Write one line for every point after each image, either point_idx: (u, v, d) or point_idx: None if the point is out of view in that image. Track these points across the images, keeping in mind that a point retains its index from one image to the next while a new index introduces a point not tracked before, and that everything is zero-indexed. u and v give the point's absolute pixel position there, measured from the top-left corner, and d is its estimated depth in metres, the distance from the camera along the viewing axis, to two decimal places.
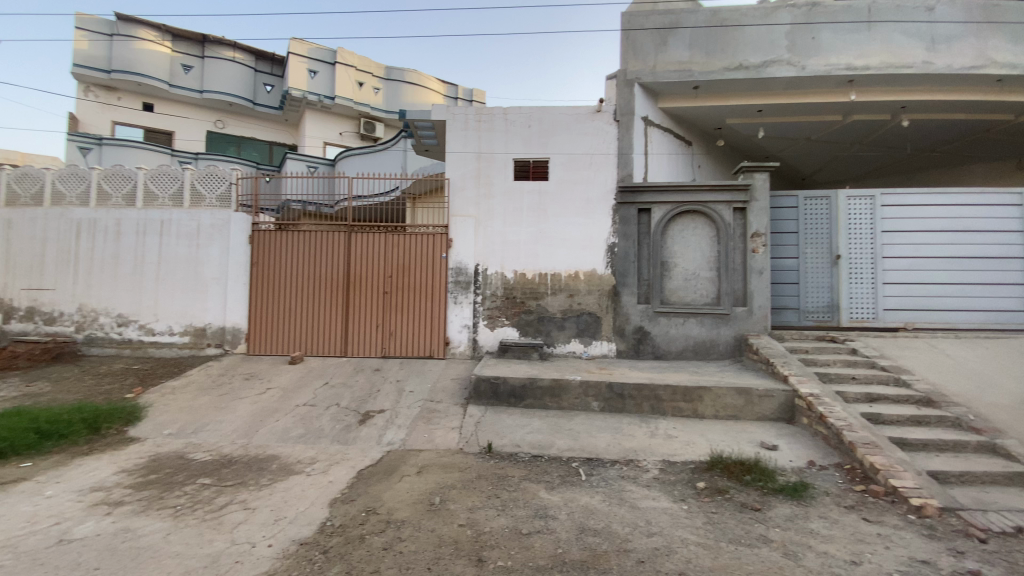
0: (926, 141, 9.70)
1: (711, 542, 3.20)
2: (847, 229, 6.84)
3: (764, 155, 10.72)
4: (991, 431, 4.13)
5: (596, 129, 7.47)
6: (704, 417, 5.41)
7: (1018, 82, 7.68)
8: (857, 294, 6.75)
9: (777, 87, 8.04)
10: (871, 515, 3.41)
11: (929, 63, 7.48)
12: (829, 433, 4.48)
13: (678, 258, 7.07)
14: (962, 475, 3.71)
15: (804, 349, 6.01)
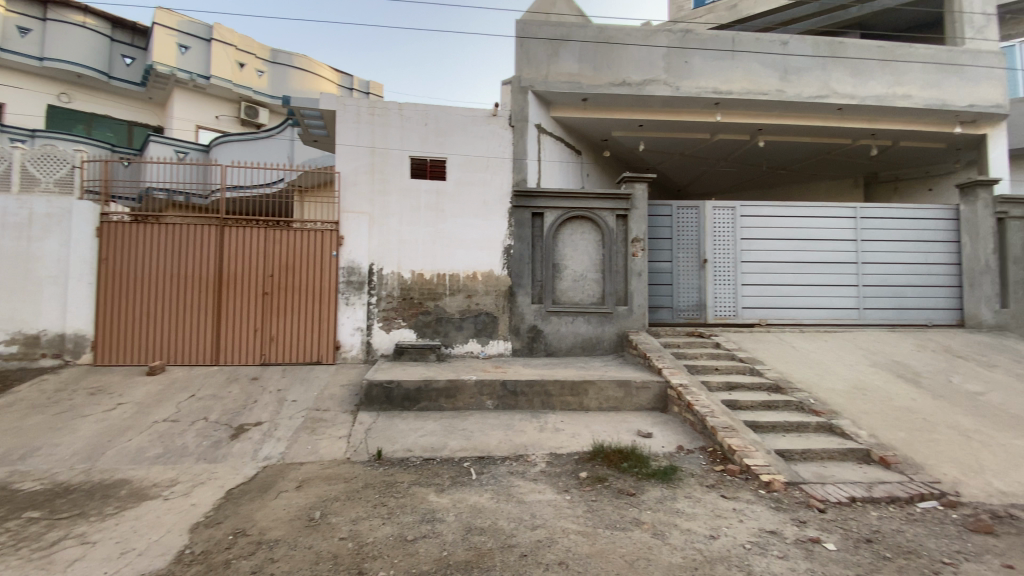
0: (779, 160, 11.13)
1: (590, 529, 3.34)
2: (712, 236, 7.64)
3: (647, 166, 11.60)
4: (828, 413, 4.75)
5: (492, 132, 7.55)
6: (590, 410, 5.68)
7: (852, 112, 9.01)
8: (720, 294, 7.58)
9: (657, 104, 8.75)
10: (727, 491, 3.78)
11: (782, 90, 8.62)
12: (695, 419, 4.92)
13: (568, 260, 7.39)
14: (805, 453, 4.18)
15: (677, 344, 6.58)
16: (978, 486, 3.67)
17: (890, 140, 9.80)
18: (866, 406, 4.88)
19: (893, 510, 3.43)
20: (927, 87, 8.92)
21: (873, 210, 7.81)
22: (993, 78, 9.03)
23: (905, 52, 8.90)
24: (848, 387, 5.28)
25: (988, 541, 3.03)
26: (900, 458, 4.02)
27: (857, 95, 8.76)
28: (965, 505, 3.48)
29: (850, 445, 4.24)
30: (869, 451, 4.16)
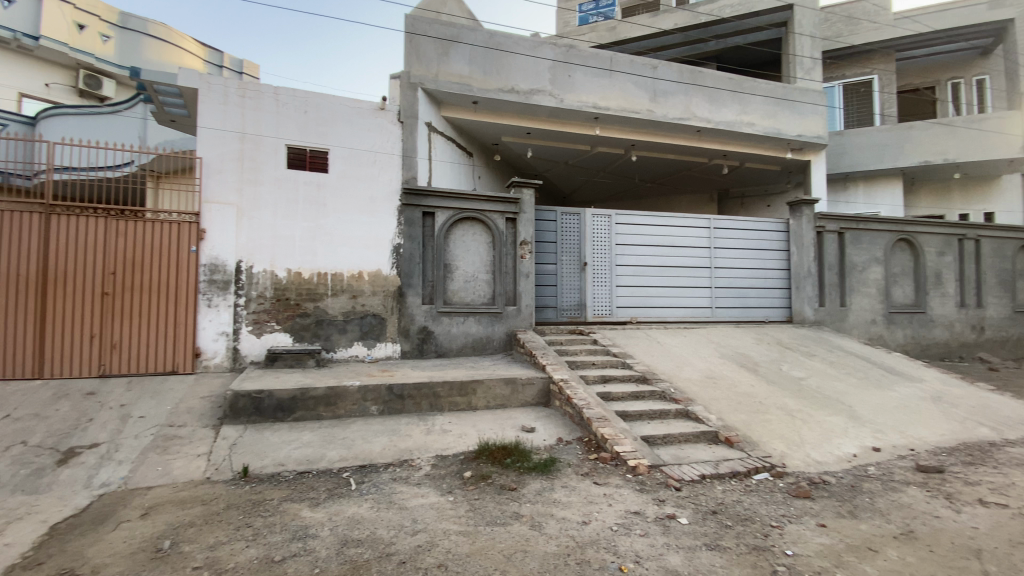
0: (651, 173, 12.22)
1: (471, 528, 3.36)
2: (593, 241, 8.15)
3: (535, 172, 12.03)
4: (684, 400, 5.32)
5: (379, 127, 7.29)
6: (477, 408, 5.73)
7: (708, 134, 10.21)
8: (599, 294, 8.12)
9: (543, 113, 9.13)
10: (599, 478, 4.05)
11: (652, 111, 9.53)
12: (573, 412, 5.21)
13: (459, 261, 7.37)
14: (666, 437, 4.63)
15: (560, 341, 6.91)
16: (798, 457, 4.35)
17: (738, 161, 11.20)
18: (717, 393, 5.53)
19: (735, 483, 3.93)
20: (767, 117, 10.41)
21: (725, 221, 8.91)
22: (816, 114, 10.79)
23: (751, 85, 10.29)
24: (702, 376, 5.96)
25: (804, 503, 3.59)
26: (741, 437, 4.62)
27: (713, 120, 9.96)
28: (788, 474, 4.10)
29: (702, 428, 4.78)
30: (718, 432, 4.72)
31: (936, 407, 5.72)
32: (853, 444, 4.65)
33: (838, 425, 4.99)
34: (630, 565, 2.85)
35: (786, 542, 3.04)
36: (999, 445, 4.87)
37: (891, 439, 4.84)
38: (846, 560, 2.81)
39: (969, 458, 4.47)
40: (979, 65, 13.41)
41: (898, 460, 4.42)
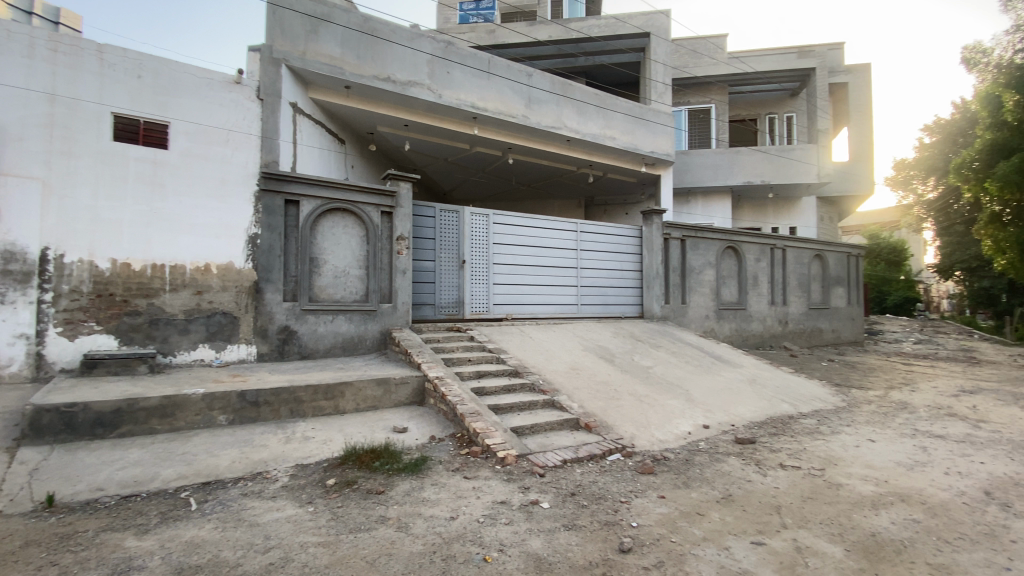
0: (526, 177, 12.73)
1: (332, 538, 3.16)
2: (470, 239, 8.20)
3: (413, 167, 11.80)
4: (552, 391, 5.62)
5: (234, 103, 6.54)
6: (345, 411, 5.41)
7: (578, 144, 10.92)
8: (475, 292, 8.21)
9: (421, 107, 8.99)
10: (469, 472, 4.10)
11: (526, 116, 9.93)
12: (447, 409, 5.19)
13: (328, 255, 6.86)
14: (533, 427, 4.85)
15: (435, 338, 6.85)
16: (646, 437, 4.85)
17: (602, 171, 12.15)
18: (579, 383, 5.94)
19: (592, 465, 4.26)
20: (626, 133, 11.48)
21: (590, 225, 9.60)
22: (666, 133, 12.17)
23: (614, 102, 11.25)
24: (567, 368, 6.36)
25: (648, 478, 4.02)
26: (599, 423, 5.02)
27: (580, 131, 10.71)
28: (636, 453, 4.56)
29: (566, 417, 5.10)
30: (579, 419, 5.07)
31: (751, 387, 6.81)
32: (688, 423, 5.33)
33: (677, 407, 5.68)
34: (495, 554, 2.91)
35: (632, 515, 3.37)
36: (792, 416, 5.96)
37: (717, 416, 5.64)
38: (679, 525, 3.20)
39: (772, 429, 5.40)
40: (788, 105, 16.27)
41: (721, 435, 5.17)
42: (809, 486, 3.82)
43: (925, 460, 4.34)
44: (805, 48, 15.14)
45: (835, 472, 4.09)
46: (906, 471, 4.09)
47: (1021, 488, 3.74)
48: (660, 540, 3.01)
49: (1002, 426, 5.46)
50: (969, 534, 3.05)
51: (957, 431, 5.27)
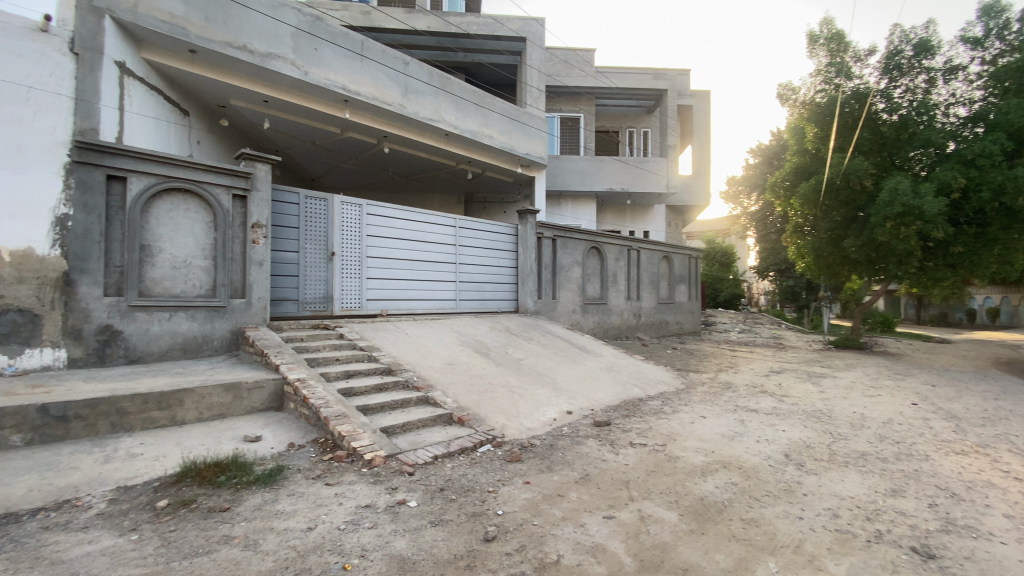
0: (402, 168, 12.35)
1: (161, 567, 2.73)
2: (340, 230, 7.68)
3: (274, 147, 10.73)
4: (426, 387, 5.52)
5: (35, 53, 5.33)
6: (186, 423, 4.72)
7: (456, 139, 10.90)
8: (346, 286, 7.74)
9: (283, 83, 8.23)
10: (332, 478, 3.85)
11: (402, 105, 9.63)
12: (310, 412, 4.81)
13: (165, 242, 5.89)
14: (405, 425, 4.72)
15: (298, 337, 6.31)
16: (515, 427, 5.01)
17: (480, 168, 12.27)
18: (453, 378, 5.94)
19: (463, 459, 4.28)
20: (503, 133, 11.74)
21: (468, 222, 9.63)
22: (540, 137, 12.71)
23: (491, 101, 11.42)
24: (441, 363, 6.30)
25: (516, 466, 4.16)
26: (472, 416, 5.07)
27: (458, 126, 10.70)
28: (506, 443, 4.69)
29: (438, 412, 5.06)
30: (452, 414, 5.07)
31: (609, 375, 7.44)
32: (554, 410, 5.64)
33: (545, 396, 5.98)
34: (355, 560, 2.77)
35: (498, 503, 3.45)
36: (643, 399, 6.64)
37: (580, 402, 6.06)
38: (541, 508, 3.36)
39: (626, 411, 5.96)
40: (644, 121, 18.06)
41: (582, 420, 5.55)
42: (653, 460, 4.28)
43: (743, 431, 5.13)
44: (659, 72, 16.96)
45: (675, 447, 4.64)
46: (729, 442, 4.79)
47: (808, 449, 4.61)
48: (523, 525, 3.13)
49: (796, 399, 6.68)
50: (772, 490, 3.66)
51: (766, 405, 6.33)
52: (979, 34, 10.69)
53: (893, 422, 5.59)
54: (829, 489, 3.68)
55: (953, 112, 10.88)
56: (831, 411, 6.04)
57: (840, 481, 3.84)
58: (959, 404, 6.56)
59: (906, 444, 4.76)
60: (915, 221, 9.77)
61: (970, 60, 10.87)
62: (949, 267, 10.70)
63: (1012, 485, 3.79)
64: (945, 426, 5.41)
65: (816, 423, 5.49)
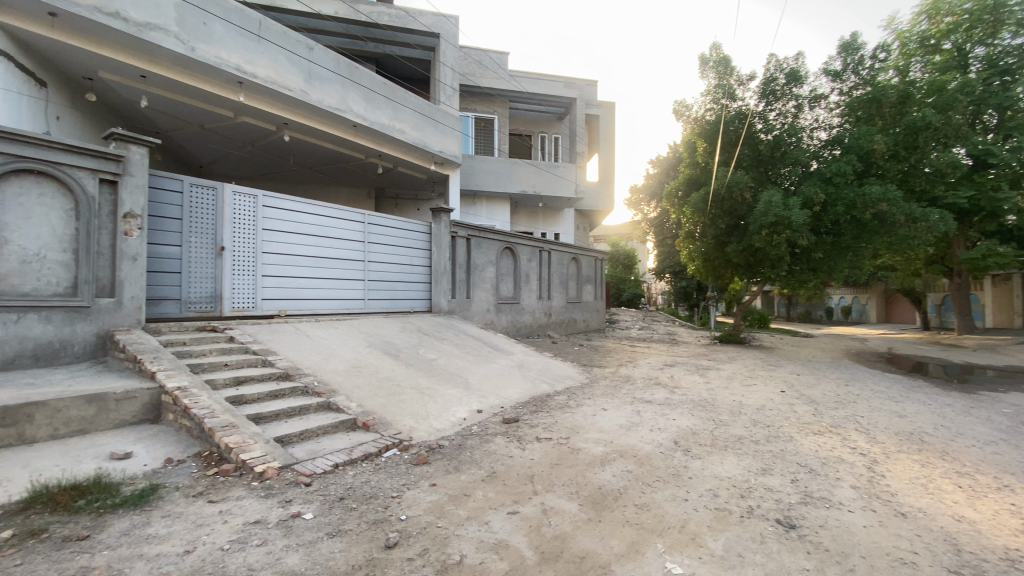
0: (306, 159, 11.62)
1: None
2: (231, 222, 7.03)
3: (154, 128, 9.58)
4: (327, 392, 5.24)
5: None
6: (38, 441, 4.03)
7: (365, 131, 10.50)
8: (238, 285, 7.12)
9: (165, 58, 7.40)
10: (217, 494, 3.51)
11: (305, 92, 9.08)
12: (192, 424, 4.35)
13: (11, 232, 4.98)
14: (303, 433, 4.45)
15: (180, 341, 5.69)
16: (423, 429, 4.93)
17: (391, 163, 11.91)
18: (359, 381, 5.70)
19: (366, 465, 4.12)
20: (415, 128, 11.54)
21: (378, 218, 9.30)
22: (453, 136, 12.69)
23: (403, 95, 11.17)
24: (347, 366, 6.02)
25: (422, 469, 4.08)
26: (377, 420, 4.91)
27: (367, 119, 10.34)
28: (412, 445, 4.60)
29: (341, 418, 4.83)
30: (356, 419, 4.86)
31: (519, 372, 7.58)
32: (464, 409, 5.64)
33: (455, 396, 5.94)
34: None
35: (401, 508, 3.36)
36: (550, 395, 6.85)
37: (490, 401, 6.11)
38: (446, 509, 3.33)
39: (533, 407, 6.11)
40: (555, 127, 18.68)
41: (492, 417, 5.61)
42: (557, 454, 4.44)
43: (639, 421, 5.49)
44: (571, 80, 17.51)
45: (577, 439, 4.84)
46: (626, 432, 5.10)
47: (695, 435, 5.04)
48: (427, 527, 3.08)
49: (686, 390, 7.28)
50: (662, 475, 3.95)
51: (660, 396, 6.82)
52: (836, 68, 12.34)
53: (765, 407, 6.29)
54: (711, 471, 4.06)
55: (816, 136, 12.48)
56: (716, 400, 6.66)
57: (720, 463, 4.24)
58: (816, 389, 7.55)
59: (775, 428, 5.37)
60: (784, 230, 11.07)
61: (830, 91, 12.51)
62: (811, 271, 12.25)
63: (856, 459, 4.42)
64: (806, 410, 6.19)
65: (702, 411, 6.01)
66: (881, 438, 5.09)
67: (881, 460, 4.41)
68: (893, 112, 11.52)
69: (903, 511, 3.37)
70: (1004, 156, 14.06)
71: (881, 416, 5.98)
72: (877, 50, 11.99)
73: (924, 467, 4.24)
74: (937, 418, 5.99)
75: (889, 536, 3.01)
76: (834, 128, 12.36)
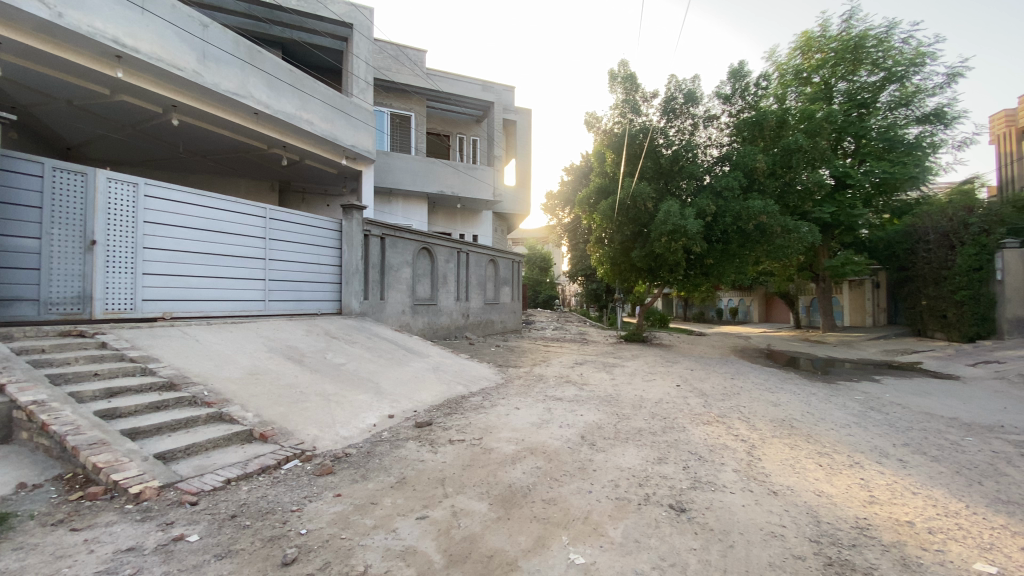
0: (199, 145, 10.61)
1: None
2: (106, 213, 6.21)
3: (5, 99, 8.20)
4: (219, 402, 4.82)
5: None
6: None
7: (268, 119, 9.84)
8: (113, 284, 6.31)
9: (23, 22, 6.39)
10: (81, 521, 3.07)
11: (198, 73, 8.33)
12: (51, 443, 3.76)
13: None
14: (189, 448, 4.05)
15: (37, 348, 4.92)
16: (328, 437, 4.70)
17: (297, 156, 11.24)
18: (258, 388, 5.30)
19: (262, 479, 3.84)
20: (325, 120, 11.03)
21: (281, 213, 8.72)
22: (367, 130, 12.32)
23: (312, 85, 10.65)
24: (244, 373, 5.57)
25: (327, 479, 3.89)
26: (276, 430, 4.60)
27: (271, 107, 9.72)
28: (316, 456, 4.37)
29: (235, 429, 4.46)
30: (252, 430, 4.52)
31: (434, 375, 7.49)
32: (374, 415, 5.46)
33: (364, 401, 5.73)
34: None
35: (301, 522, 3.18)
36: (465, 396, 6.85)
37: (402, 405, 5.97)
38: (351, 520, 3.20)
39: (447, 410, 6.07)
40: (473, 130, 18.77)
41: (403, 422, 5.49)
42: (469, 455, 4.44)
43: (549, 418, 5.66)
44: (486, 83, 17.81)
45: (489, 440, 4.88)
46: (537, 429, 5.24)
47: (600, 430, 5.30)
48: (329, 540, 2.94)
49: (593, 387, 7.65)
50: (569, 470, 4.12)
51: (570, 393, 7.09)
52: (726, 92, 13.60)
53: (663, 401, 6.78)
54: (613, 463, 4.29)
55: (709, 153, 13.72)
56: (620, 395, 7.06)
57: (622, 455, 4.50)
58: (707, 383, 8.28)
59: (671, 419, 5.80)
60: (681, 237, 12.02)
61: (721, 112, 13.77)
62: (704, 275, 13.43)
63: (738, 444, 4.91)
64: (698, 402, 6.76)
65: (607, 406, 6.35)
66: (759, 425, 5.69)
67: (759, 445, 4.93)
68: (772, 135, 12.95)
69: (776, 490, 3.79)
70: (858, 178, 16.51)
71: (759, 406, 6.69)
72: (760, 79, 13.41)
73: (792, 449, 4.81)
74: (804, 406, 6.82)
75: (764, 513, 3.37)
76: (724, 147, 13.64)
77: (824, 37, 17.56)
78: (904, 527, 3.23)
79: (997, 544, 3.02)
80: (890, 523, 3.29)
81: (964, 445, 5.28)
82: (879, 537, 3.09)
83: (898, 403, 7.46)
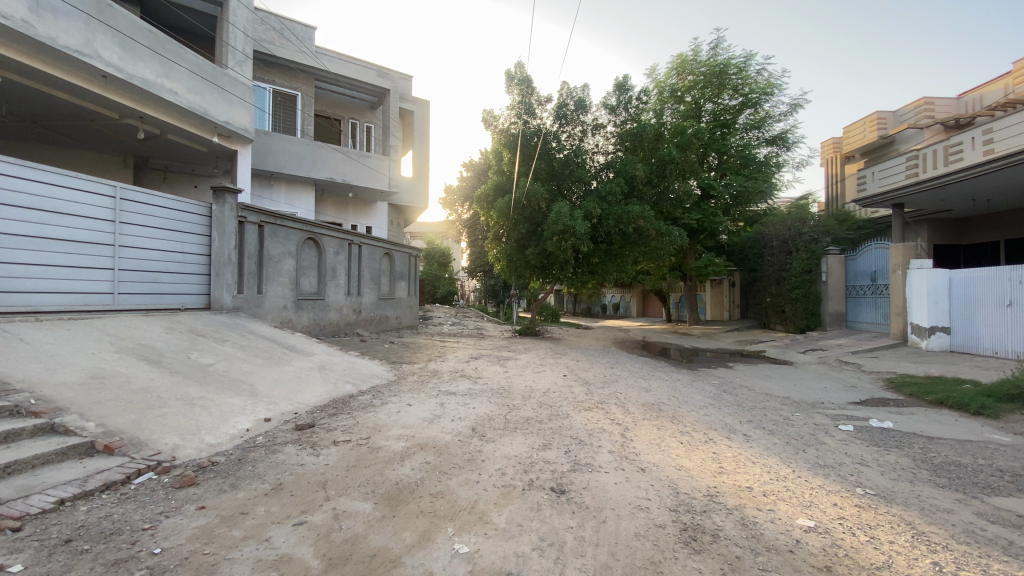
0: (25, 108, 8.88)
1: None
2: None
3: None
4: (51, 412, 4.10)
5: None
6: None
7: (121, 84, 8.55)
8: None
9: None
10: None
11: (29, 24, 6.98)
12: None
13: None
14: (9, 466, 3.40)
15: None
16: (191, 445, 4.25)
17: (157, 128, 9.91)
18: (102, 394, 4.60)
19: (107, 497, 3.35)
20: (192, 91, 9.85)
21: (135, 192, 7.64)
22: (243, 106, 11.20)
23: (176, 51, 9.43)
24: (83, 377, 4.79)
25: (188, 492, 3.52)
26: (126, 440, 4.04)
27: (124, 70, 8.44)
28: (175, 467, 3.93)
29: (71, 442, 3.83)
30: (93, 442, 3.92)
31: (319, 374, 7.10)
32: (248, 419, 5.05)
33: (237, 405, 5.26)
34: None
35: (155, 540, 2.85)
36: (352, 395, 6.60)
37: (280, 408, 5.58)
38: (217, 533, 2.94)
39: (333, 410, 5.80)
40: (367, 116, 18.02)
41: (282, 425, 5.15)
42: (355, 455, 4.29)
43: (441, 413, 5.67)
44: (382, 69, 17.09)
45: (378, 438, 4.76)
46: (428, 425, 5.21)
47: (490, 421, 5.43)
48: (190, 557, 2.68)
49: (485, 380, 7.78)
50: (457, 462, 4.16)
51: (462, 387, 7.15)
52: (612, 103, 14.60)
53: (550, 390, 7.14)
54: (500, 452, 4.43)
55: (596, 159, 14.66)
56: (510, 386, 7.30)
57: (509, 444, 4.66)
58: (590, 372, 8.90)
59: (556, 407, 6.13)
60: (570, 238, 12.65)
61: (607, 122, 14.77)
62: (590, 273, 14.35)
63: (614, 428, 5.35)
64: (581, 390, 7.23)
65: (498, 398, 6.52)
66: (632, 409, 6.24)
67: (631, 427, 5.41)
68: (651, 146, 14.14)
69: (644, 467, 4.19)
70: (719, 190, 18.77)
71: (633, 391, 7.33)
72: (640, 94, 14.53)
73: (659, 430, 5.36)
74: (670, 390, 7.61)
75: (633, 488, 3.72)
76: (609, 154, 14.69)
77: (696, 60, 19.53)
78: (745, 492, 3.76)
79: (813, 501, 3.64)
80: (734, 489, 3.81)
81: (793, 419, 6.28)
82: (725, 502, 3.57)
83: (746, 386, 8.63)
